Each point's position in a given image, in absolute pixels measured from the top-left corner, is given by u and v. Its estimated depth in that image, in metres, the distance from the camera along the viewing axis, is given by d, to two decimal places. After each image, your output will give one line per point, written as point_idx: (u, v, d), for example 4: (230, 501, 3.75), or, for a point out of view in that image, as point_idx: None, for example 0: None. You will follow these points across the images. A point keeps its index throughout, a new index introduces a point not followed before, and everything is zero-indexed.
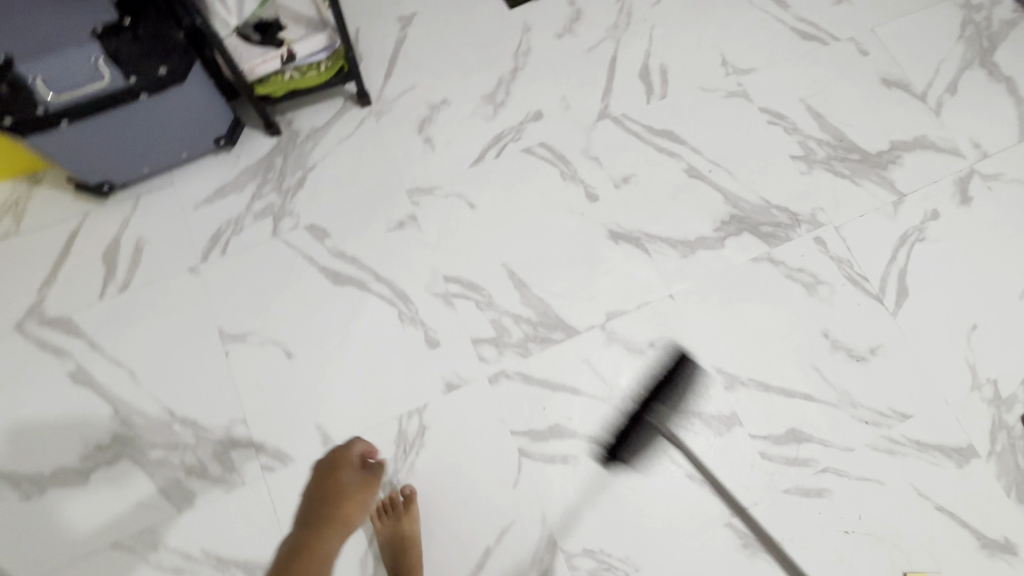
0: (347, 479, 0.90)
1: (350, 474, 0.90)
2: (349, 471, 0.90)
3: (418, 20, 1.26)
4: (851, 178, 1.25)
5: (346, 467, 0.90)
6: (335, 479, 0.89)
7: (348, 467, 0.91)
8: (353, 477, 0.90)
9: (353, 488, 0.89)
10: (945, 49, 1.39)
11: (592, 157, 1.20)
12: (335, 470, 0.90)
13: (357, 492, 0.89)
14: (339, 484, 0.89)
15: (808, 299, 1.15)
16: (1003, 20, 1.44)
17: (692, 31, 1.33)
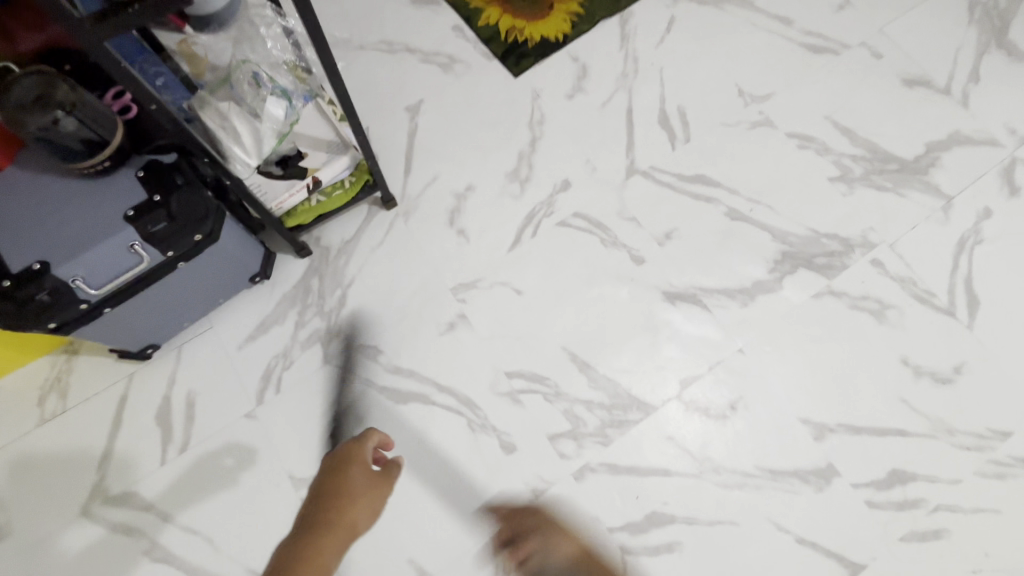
0: (355, 477, 0.71)
1: (359, 470, 0.72)
2: (358, 469, 0.72)
3: (427, 108, 1.23)
4: (894, 189, 1.21)
5: (355, 464, 0.72)
6: (341, 473, 0.71)
7: (357, 464, 0.73)
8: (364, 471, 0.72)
9: (363, 485, 0.71)
10: (957, 37, 1.36)
11: (629, 218, 1.16)
12: (344, 467, 0.73)
13: (366, 486, 0.70)
14: (346, 484, 0.71)
15: (879, 327, 1.10)
16: None
17: (701, 66, 1.30)
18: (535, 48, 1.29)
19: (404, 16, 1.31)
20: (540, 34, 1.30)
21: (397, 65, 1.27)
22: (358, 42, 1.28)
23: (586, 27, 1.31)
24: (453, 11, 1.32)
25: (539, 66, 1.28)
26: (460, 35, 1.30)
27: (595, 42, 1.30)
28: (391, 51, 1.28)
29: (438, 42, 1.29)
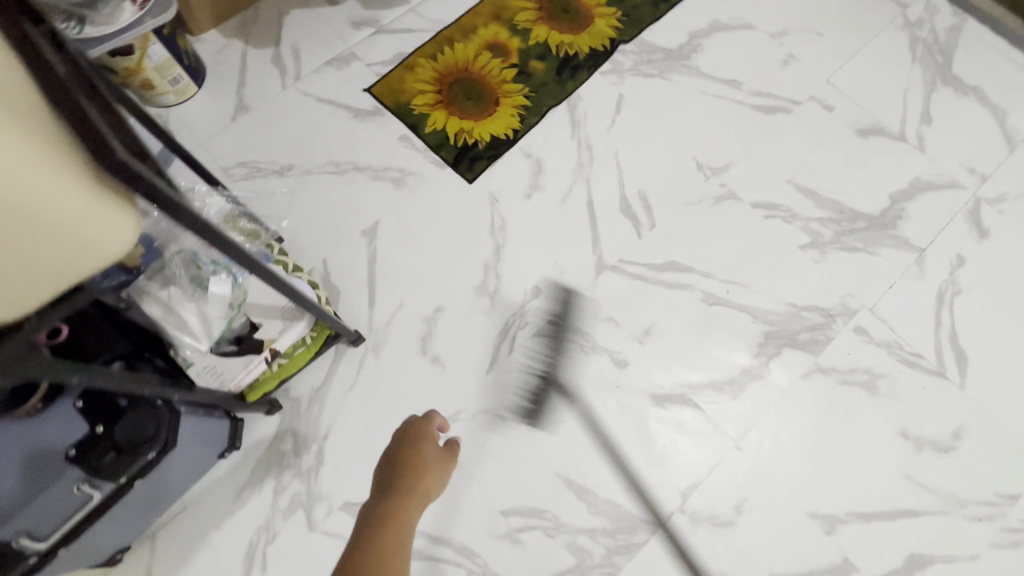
0: (426, 454, 0.82)
1: (431, 449, 0.82)
2: (430, 444, 0.84)
3: (383, 228, 1.19)
4: (866, 248, 1.20)
5: (427, 439, 0.83)
6: (416, 448, 0.82)
7: (426, 440, 0.84)
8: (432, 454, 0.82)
9: (433, 462, 0.81)
10: (903, 78, 1.36)
11: (606, 317, 1.13)
12: (417, 442, 0.83)
13: (436, 468, 0.80)
14: (419, 457, 0.81)
15: (873, 399, 1.08)
16: (947, 30, 1.42)
17: (656, 145, 1.28)
18: (486, 148, 1.26)
19: (348, 132, 1.27)
20: (489, 133, 1.27)
21: (347, 186, 1.23)
22: (304, 167, 1.23)
23: (534, 119, 1.29)
24: (397, 120, 1.28)
25: (493, 167, 1.25)
26: (408, 145, 1.26)
27: (545, 134, 1.28)
28: (339, 172, 1.24)
29: (387, 157, 1.25)
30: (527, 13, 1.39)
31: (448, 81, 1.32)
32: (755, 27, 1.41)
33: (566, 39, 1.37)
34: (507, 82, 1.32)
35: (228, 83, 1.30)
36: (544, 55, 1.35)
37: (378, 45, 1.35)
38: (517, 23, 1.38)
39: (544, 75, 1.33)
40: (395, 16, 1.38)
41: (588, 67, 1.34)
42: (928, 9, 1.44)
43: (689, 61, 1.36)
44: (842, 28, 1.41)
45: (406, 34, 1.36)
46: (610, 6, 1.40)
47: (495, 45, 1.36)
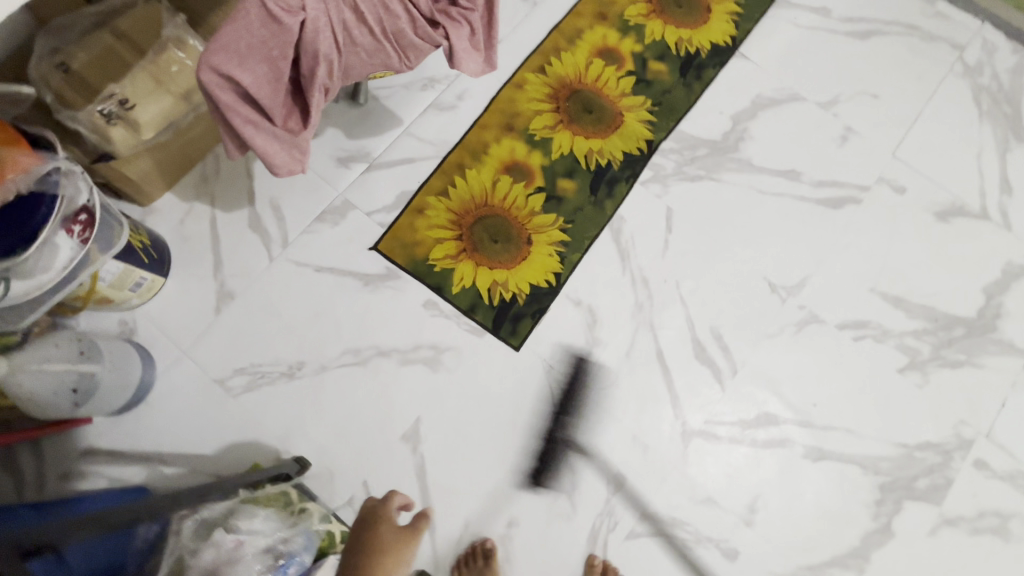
0: (385, 537, 0.66)
1: (389, 528, 0.67)
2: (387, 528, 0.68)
3: (427, 427, 1.00)
4: (969, 360, 1.07)
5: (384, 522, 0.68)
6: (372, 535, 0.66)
7: (385, 523, 0.68)
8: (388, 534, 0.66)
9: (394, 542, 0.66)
10: (973, 140, 1.21)
11: (703, 498, 0.98)
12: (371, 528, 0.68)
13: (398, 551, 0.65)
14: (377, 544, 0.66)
15: (1008, 547, 0.98)
16: (1009, 72, 1.27)
17: (719, 267, 1.11)
18: (528, 302, 1.07)
19: (361, 307, 1.06)
20: (528, 282, 1.08)
21: (373, 378, 1.02)
22: (317, 362, 1.03)
23: (577, 256, 1.10)
24: (417, 281, 1.08)
25: (540, 325, 1.06)
26: (435, 311, 1.06)
27: (593, 273, 1.10)
28: (360, 362, 1.03)
29: (413, 333, 1.05)
30: (544, 118, 1.18)
31: (468, 221, 1.11)
32: (802, 97, 1.23)
33: (596, 146, 1.17)
34: (537, 213, 1.12)
35: (202, 264, 1.06)
36: (573, 169, 1.16)
37: (376, 185, 1.13)
38: (534, 132, 1.17)
39: (578, 197, 1.14)
40: (390, 145, 1.15)
41: (627, 178, 1.15)
42: (986, 47, 1.28)
43: (737, 152, 1.18)
44: (896, 86, 1.25)
45: (406, 166, 1.14)
46: (637, 94, 1.20)
47: (513, 165, 1.15)
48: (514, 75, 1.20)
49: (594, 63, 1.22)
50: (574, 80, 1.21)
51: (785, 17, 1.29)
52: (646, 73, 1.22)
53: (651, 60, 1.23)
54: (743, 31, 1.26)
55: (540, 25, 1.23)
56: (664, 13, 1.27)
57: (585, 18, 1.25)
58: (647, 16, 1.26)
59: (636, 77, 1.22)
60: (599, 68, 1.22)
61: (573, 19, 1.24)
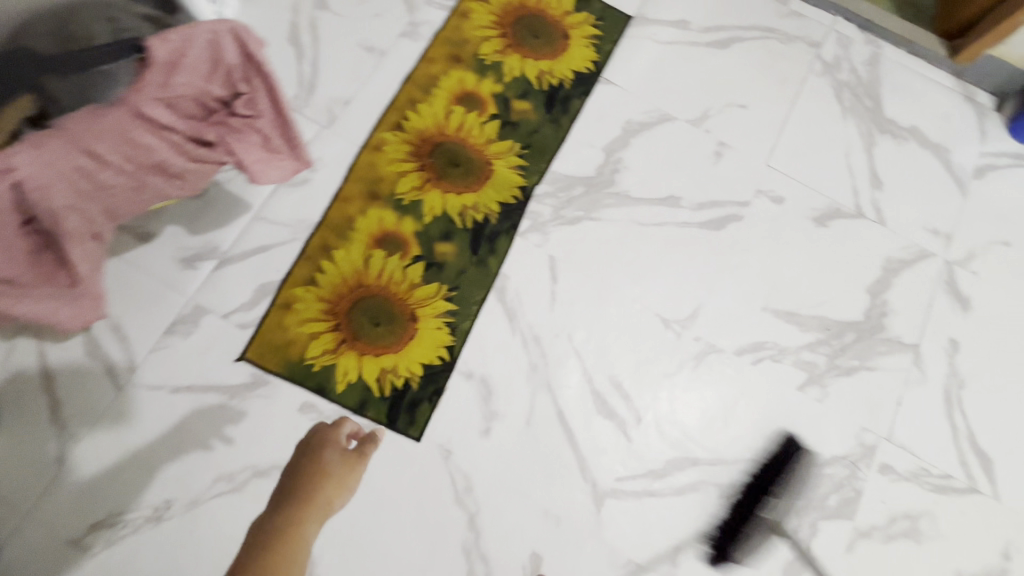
0: (329, 462, 0.87)
1: (332, 453, 0.87)
2: (331, 452, 0.88)
3: (321, 547, 0.91)
4: (863, 364, 1.08)
5: (328, 447, 0.88)
6: (317, 458, 0.87)
7: (330, 448, 0.88)
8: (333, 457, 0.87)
9: (337, 473, 0.85)
10: (841, 137, 1.22)
11: (624, 561, 0.95)
12: (319, 452, 0.88)
13: (340, 476, 0.85)
14: (324, 466, 0.86)
15: (920, 548, 0.99)
16: (866, 64, 1.28)
17: (610, 311, 1.07)
18: (422, 385, 1.00)
19: (230, 425, 0.96)
20: (419, 363, 1.01)
21: (255, 503, 0.93)
22: (188, 497, 0.92)
23: (468, 323, 1.04)
24: (293, 383, 0.98)
25: (434, 408, 0.99)
26: (315, 414, 0.97)
27: (483, 340, 1.03)
28: (237, 488, 0.93)
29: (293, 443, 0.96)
30: (410, 179, 1.10)
31: (344, 307, 1.02)
32: (672, 117, 1.20)
33: (471, 200, 1.10)
34: (418, 285, 1.05)
35: (34, 408, 0.93)
36: (450, 230, 1.09)
37: (231, 283, 1.02)
38: (402, 197, 1.09)
39: (458, 260, 1.07)
40: (240, 234, 1.04)
41: (508, 231, 1.09)
42: (841, 42, 1.28)
43: (614, 186, 1.14)
44: (762, 93, 1.24)
45: (261, 255, 1.04)
46: (504, 139, 1.14)
47: (384, 237, 1.07)
48: (370, 138, 1.12)
49: (454, 111, 1.15)
50: (436, 133, 1.13)
51: (644, 34, 1.25)
52: (511, 114, 1.16)
53: (514, 99, 1.17)
54: (605, 55, 1.22)
55: (390, 80, 1.16)
56: (521, 46, 1.21)
57: (438, 65, 1.18)
58: (503, 52, 1.20)
59: (501, 119, 1.15)
60: (461, 116, 1.15)
61: (425, 67, 1.17)
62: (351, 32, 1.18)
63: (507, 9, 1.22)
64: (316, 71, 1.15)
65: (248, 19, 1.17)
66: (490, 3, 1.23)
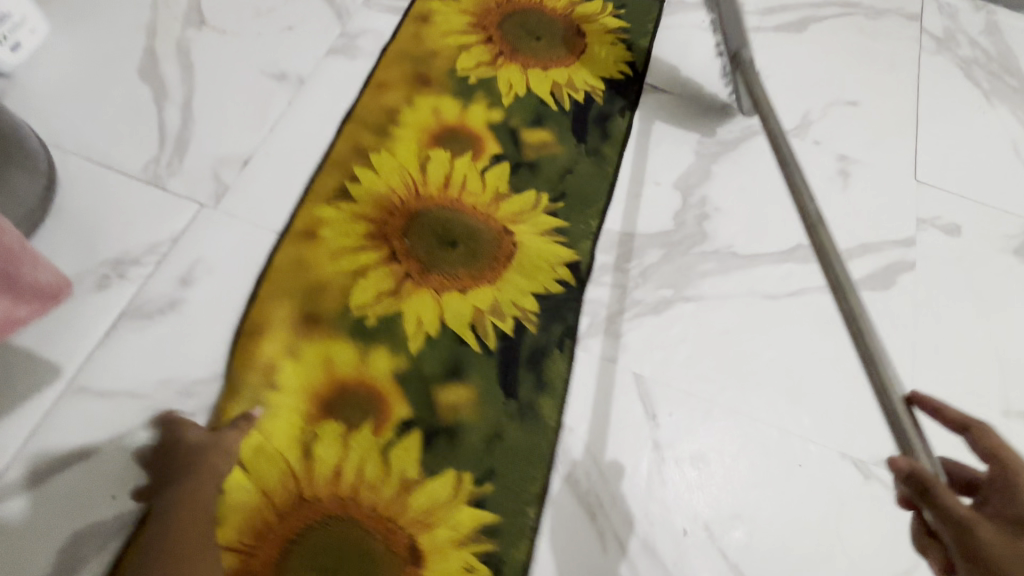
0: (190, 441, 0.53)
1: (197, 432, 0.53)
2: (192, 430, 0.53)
3: None
4: None
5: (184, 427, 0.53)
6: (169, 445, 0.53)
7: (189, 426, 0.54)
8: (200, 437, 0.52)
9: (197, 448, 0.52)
10: (998, 129, 0.84)
11: None
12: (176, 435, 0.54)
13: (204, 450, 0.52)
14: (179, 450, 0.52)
15: None
16: (985, 33, 0.93)
17: (763, 464, 0.58)
18: None
19: None
20: None
21: None
22: None
23: (522, 546, 0.53)
24: None
25: None
26: None
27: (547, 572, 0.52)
28: None
29: None
30: (374, 279, 0.62)
31: (270, 558, 0.50)
32: (762, 128, 0.79)
33: (488, 301, 0.62)
34: (415, 482, 0.54)
35: None
36: (458, 361, 0.60)
37: (8, 542, 0.49)
38: (364, 313, 0.60)
39: (482, 417, 0.57)
40: (32, 432, 0.52)
41: (560, 346, 0.61)
42: (945, 11, 0.94)
43: (708, 240, 0.69)
44: (869, 84, 0.85)
45: (82, 465, 0.52)
46: (523, 191, 0.69)
47: (339, 394, 0.57)
48: (296, 217, 0.65)
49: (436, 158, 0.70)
50: (408, 197, 0.67)
51: (690, 22, 0.86)
52: (525, 152, 0.72)
53: (523, 129, 0.73)
54: (643, 53, 0.82)
55: (320, 121, 0.71)
56: (518, 53, 0.79)
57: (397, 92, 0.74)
58: (494, 64, 0.77)
59: (512, 161, 0.71)
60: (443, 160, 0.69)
61: (376, 99, 0.73)
62: (249, 55, 0.74)
63: (488, 3, 0.81)
64: (190, 116, 0.69)
65: (68, 47, 0.71)
66: (459, 0, 0.82)
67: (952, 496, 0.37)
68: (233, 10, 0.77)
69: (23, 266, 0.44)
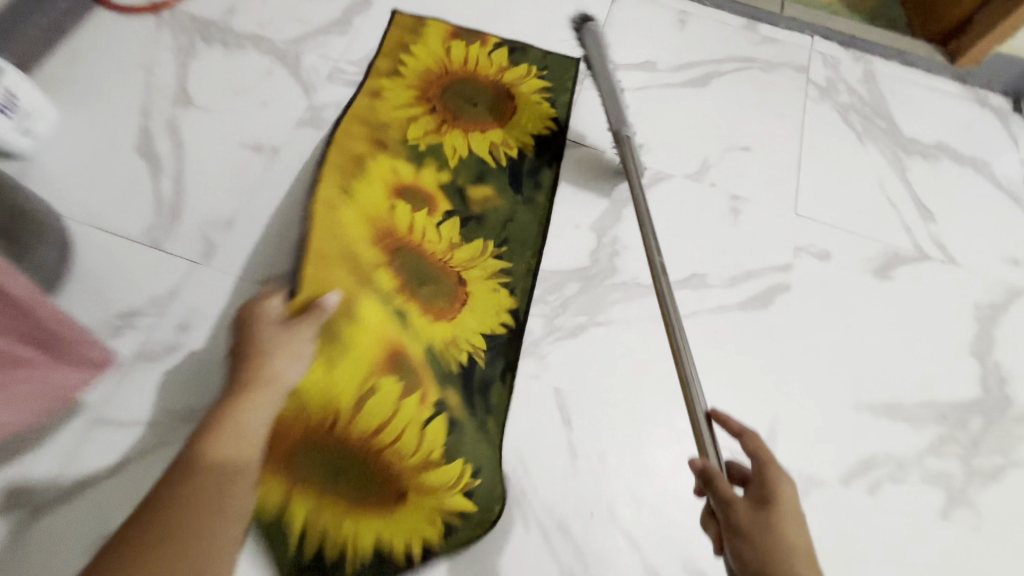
0: (267, 333, 0.65)
1: (272, 328, 0.65)
2: (267, 324, 0.66)
3: None
4: (1008, 460, 0.78)
5: (263, 319, 0.66)
6: (251, 331, 0.65)
7: (265, 320, 0.66)
8: (274, 331, 0.65)
9: (274, 341, 0.64)
10: (867, 167, 1.00)
11: None
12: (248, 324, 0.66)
13: (281, 344, 0.64)
14: (257, 338, 0.64)
15: None
16: (862, 81, 1.09)
17: (656, 457, 0.73)
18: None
19: None
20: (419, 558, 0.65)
21: None
22: None
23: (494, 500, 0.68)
24: None
25: None
26: None
27: (481, 548, 0.66)
28: None
29: None
30: (371, 305, 0.72)
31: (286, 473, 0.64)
32: (666, 175, 0.94)
33: (456, 331, 0.76)
34: (433, 462, 0.68)
35: None
36: (450, 371, 0.74)
37: (48, 543, 0.62)
38: (379, 327, 0.72)
39: (463, 420, 0.71)
40: (60, 457, 0.65)
41: (503, 370, 0.75)
42: (829, 63, 1.10)
43: (617, 274, 0.84)
44: (762, 131, 1.00)
45: (104, 481, 0.65)
46: (470, 240, 0.83)
47: (360, 391, 0.68)
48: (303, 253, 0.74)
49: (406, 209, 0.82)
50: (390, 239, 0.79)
51: None
52: (471, 208, 0.85)
53: (468, 186, 0.87)
54: (564, 107, 0.96)
55: (290, 185, 0.84)
56: (458, 119, 0.93)
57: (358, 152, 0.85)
58: (438, 130, 0.91)
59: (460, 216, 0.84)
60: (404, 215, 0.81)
61: (345, 146, 0.85)
62: (229, 129, 0.87)
63: (432, 77, 0.95)
64: (180, 185, 0.82)
65: (75, 130, 0.84)
66: (405, 75, 0.95)
67: (724, 485, 0.52)
68: (215, 90, 0.90)
69: (83, 349, 0.63)
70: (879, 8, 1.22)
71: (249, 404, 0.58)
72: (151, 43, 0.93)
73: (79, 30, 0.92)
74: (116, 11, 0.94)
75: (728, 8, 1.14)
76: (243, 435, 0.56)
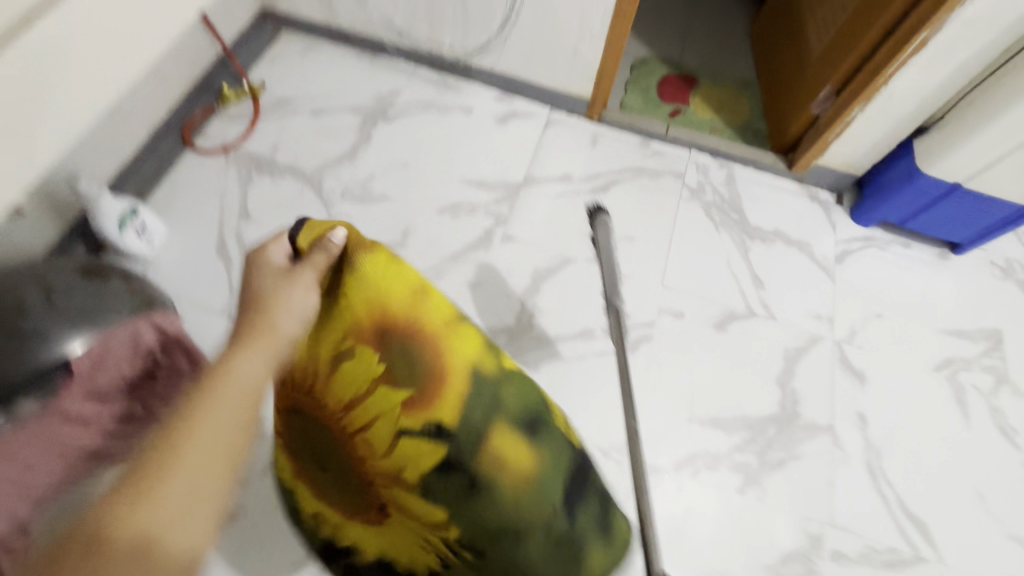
0: (264, 284, 0.66)
1: (267, 278, 0.66)
2: (266, 274, 0.67)
3: None
4: (790, 455, 1.17)
5: (260, 270, 0.68)
6: (252, 286, 0.66)
7: (268, 267, 0.68)
8: (272, 283, 0.65)
9: (274, 287, 0.65)
10: (720, 249, 1.41)
11: None
12: (255, 277, 0.67)
13: (283, 292, 0.65)
14: (260, 289, 0.65)
15: None
16: (724, 183, 1.51)
17: None
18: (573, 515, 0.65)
19: None
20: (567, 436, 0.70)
21: None
22: None
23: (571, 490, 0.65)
24: None
25: None
26: None
27: None
28: None
29: None
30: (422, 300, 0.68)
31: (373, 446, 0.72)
32: (572, 259, 1.35)
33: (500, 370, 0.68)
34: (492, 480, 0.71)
35: None
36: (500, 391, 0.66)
37: None
38: (394, 285, 0.67)
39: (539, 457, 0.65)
40: None
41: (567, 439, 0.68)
42: (701, 170, 1.53)
43: (532, 330, 1.26)
44: (645, 226, 1.42)
45: None
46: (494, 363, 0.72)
47: (376, 405, 0.66)
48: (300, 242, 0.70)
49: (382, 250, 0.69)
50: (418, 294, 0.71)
51: (536, 192, 1.44)
52: None
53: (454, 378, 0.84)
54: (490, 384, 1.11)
55: None
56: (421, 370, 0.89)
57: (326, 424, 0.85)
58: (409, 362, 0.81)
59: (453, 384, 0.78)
60: None
61: None
62: (275, 236, 1.31)
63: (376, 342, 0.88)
64: None
65: (177, 239, 1.28)
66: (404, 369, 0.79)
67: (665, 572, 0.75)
68: (265, 207, 1.34)
69: None
70: (747, 123, 1.64)
71: (240, 354, 0.56)
72: (222, 175, 1.37)
73: (175, 166, 1.37)
74: (198, 152, 1.39)
75: (628, 129, 1.56)
76: (237, 388, 0.52)
